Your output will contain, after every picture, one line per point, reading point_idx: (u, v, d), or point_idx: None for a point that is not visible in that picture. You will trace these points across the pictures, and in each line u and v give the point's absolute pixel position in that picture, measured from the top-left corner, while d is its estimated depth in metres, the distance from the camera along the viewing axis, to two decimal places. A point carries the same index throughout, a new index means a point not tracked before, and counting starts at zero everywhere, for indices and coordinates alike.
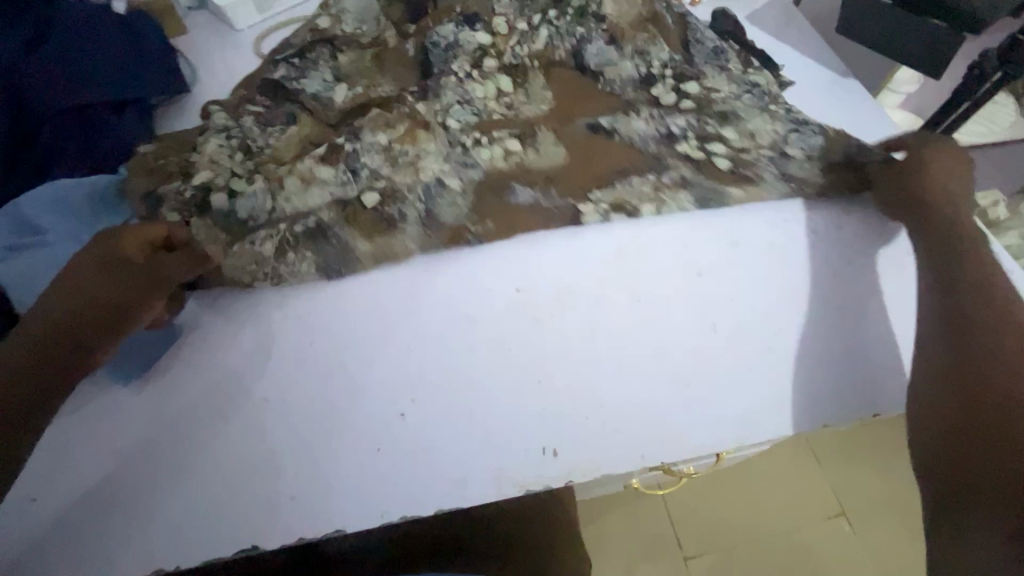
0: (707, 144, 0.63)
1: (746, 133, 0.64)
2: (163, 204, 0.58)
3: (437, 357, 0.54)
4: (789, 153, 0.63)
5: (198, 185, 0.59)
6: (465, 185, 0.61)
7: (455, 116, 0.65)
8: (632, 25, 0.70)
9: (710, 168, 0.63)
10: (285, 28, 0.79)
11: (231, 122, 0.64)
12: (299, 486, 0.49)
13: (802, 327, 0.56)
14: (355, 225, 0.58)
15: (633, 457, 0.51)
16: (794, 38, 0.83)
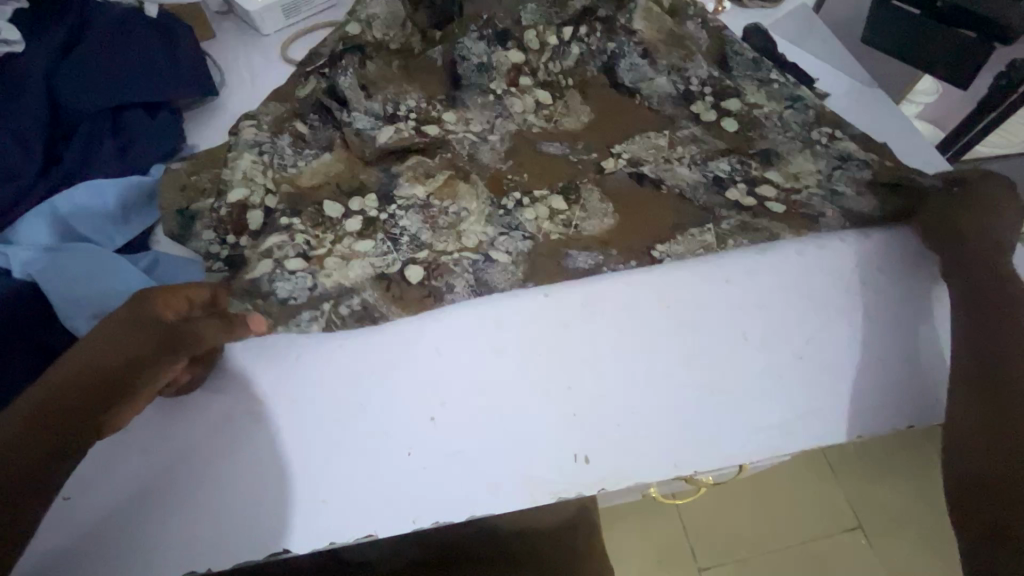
0: (756, 188, 0.63)
1: (791, 174, 0.64)
2: (198, 221, 0.60)
3: (467, 361, 0.54)
4: (839, 190, 0.62)
5: (233, 202, 0.60)
6: (512, 256, 0.59)
7: (499, 130, 0.69)
8: (666, 41, 0.73)
9: (767, 213, 0.61)
10: (312, 33, 0.80)
11: (264, 138, 0.64)
12: (331, 489, 0.49)
13: (836, 337, 0.56)
14: (399, 302, 0.56)
15: (667, 464, 0.50)
16: (815, 46, 0.84)
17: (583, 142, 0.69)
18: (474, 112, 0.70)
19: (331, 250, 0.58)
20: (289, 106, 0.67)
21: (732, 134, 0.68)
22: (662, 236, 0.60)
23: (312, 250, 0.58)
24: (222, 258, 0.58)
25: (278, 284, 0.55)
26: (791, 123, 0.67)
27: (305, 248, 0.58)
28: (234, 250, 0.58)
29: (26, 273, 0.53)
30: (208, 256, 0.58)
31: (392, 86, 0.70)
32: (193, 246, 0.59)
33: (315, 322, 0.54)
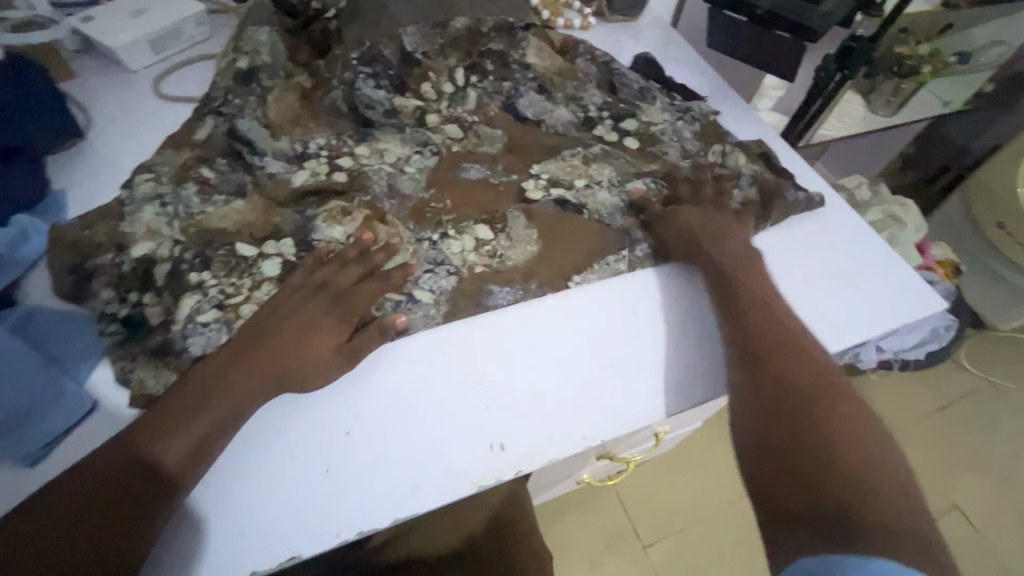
0: (664, 206, 0.71)
1: (692, 191, 0.74)
2: (96, 278, 0.57)
3: (379, 374, 0.56)
4: (732, 207, 0.73)
5: (137, 258, 0.58)
6: (436, 294, 0.61)
7: (414, 163, 0.72)
8: (559, 75, 0.82)
9: (671, 233, 0.70)
10: (189, 68, 0.78)
11: (166, 189, 0.64)
12: (247, 519, 0.48)
13: (708, 304, 0.65)
14: None
15: (576, 439, 0.54)
16: (674, 53, 0.94)
17: (500, 164, 0.74)
18: (386, 143, 0.73)
19: (248, 299, 0.57)
20: (193, 151, 0.69)
21: (635, 149, 0.78)
22: (580, 266, 0.66)
23: (229, 299, 0.57)
24: (120, 317, 0.55)
25: (193, 339, 0.54)
26: (680, 134, 0.80)
27: (220, 298, 0.57)
28: (136, 308, 0.56)
29: None
30: (104, 317, 0.55)
31: (299, 127, 0.72)
32: (91, 305, 0.56)
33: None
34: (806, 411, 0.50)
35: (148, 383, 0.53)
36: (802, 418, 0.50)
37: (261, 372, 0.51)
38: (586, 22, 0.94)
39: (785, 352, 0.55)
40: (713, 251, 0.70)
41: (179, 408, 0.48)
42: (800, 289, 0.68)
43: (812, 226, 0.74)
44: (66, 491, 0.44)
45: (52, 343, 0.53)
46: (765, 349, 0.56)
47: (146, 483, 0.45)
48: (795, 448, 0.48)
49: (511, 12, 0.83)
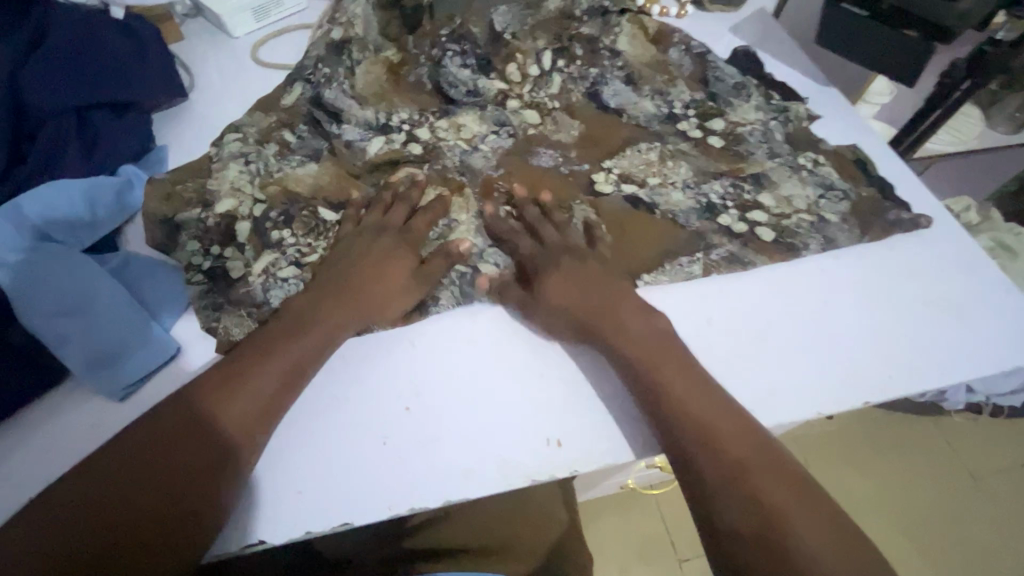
0: (748, 213, 0.68)
1: (782, 198, 0.69)
2: (183, 231, 0.60)
3: (442, 355, 0.56)
4: (825, 217, 0.67)
5: (221, 214, 0.61)
6: (500, 270, 0.60)
7: (490, 143, 0.71)
8: (649, 66, 0.79)
9: (755, 240, 0.66)
10: (285, 37, 0.81)
11: (247, 148, 0.66)
12: (306, 480, 0.49)
13: (797, 322, 0.61)
14: (389, 317, 0.57)
15: (638, 446, 0.52)
16: (774, 45, 0.87)
17: (575, 152, 0.72)
18: (465, 121, 0.73)
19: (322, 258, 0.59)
20: (279, 115, 0.71)
21: (719, 148, 0.74)
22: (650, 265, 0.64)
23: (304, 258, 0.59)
24: (203, 269, 0.58)
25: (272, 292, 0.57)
26: (771, 135, 0.75)
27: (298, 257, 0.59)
28: (217, 262, 0.58)
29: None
30: (190, 267, 0.58)
31: (383, 100, 0.73)
32: (176, 255, 0.59)
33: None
34: (717, 460, 0.46)
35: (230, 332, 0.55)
36: (728, 446, 0.46)
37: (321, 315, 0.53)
38: (683, 10, 0.90)
39: (708, 393, 0.50)
40: (800, 262, 0.65)
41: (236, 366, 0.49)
42: (898, 316, 0.61)
43: (918, 246, 0.67)
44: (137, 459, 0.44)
45: (140, 286, 0.56)
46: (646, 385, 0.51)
47: (220, 432, 0.46)
48: (784, 470, 0.46)
49: None
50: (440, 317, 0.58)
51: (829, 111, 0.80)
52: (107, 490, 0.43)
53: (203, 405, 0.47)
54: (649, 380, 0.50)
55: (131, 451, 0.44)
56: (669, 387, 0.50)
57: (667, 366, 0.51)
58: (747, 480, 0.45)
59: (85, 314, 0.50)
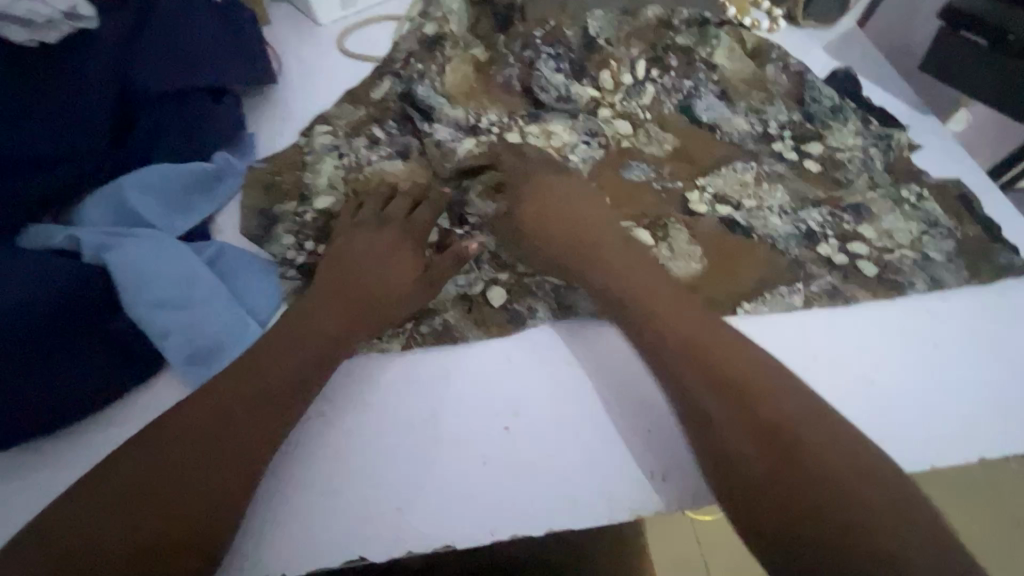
0: (847, 244, 0.65)
1: (883, 232, 0.66)
2: (279, 223, 0.58)
3: (541, 374, 0.54)
4: (929, 254, 0.64)
5: (319, 210, 0.60)
6: None
7: (578, 152, 0.69)
8: (745, 82, 0.76)
9: (856, 274, 0.63)
10: (372, 27, 0.79)
11: (339, 142, 0.65)
12: (407, 496, 0.48)
13: (907, 364, 0.58)
14: (482, 326, 0.56)
15: None
16: (869, 68, 0.84)
17: (667, 167, 0.70)
18: (555, 127, 0.71)
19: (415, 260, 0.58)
20: (367, 110, 0.69)
21: (816, 174, 0.71)
22: (749, 292, 0.61)
23: None
24: (299, 264, 0.57)
25: None
26: (872, 162, 0.72)
27: None
28: (313, 257, 0.57)
29: (97, 257, 0.49)
30: (285, 262, 0.57)
31: (473, 101, 0.71)
32: (270, 250, 0.57)
33: (397, 338, 0.55)
34: (738, 412, 0.44)
35: None
36: (770, 401, 0.44)
37: (340, 314, 0.52)
38: (776, 25, 0.87)
39: (731, 350, 0.47)
40: (907, 302, 0.62)
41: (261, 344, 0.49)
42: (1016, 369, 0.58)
43: None
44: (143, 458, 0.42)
45: (234, 280, 0.54)
46: (671, 337, 0.49)
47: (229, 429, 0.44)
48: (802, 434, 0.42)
49: (703, 6, 0.77)
50: (533, 332, 0.56)
51: (929, 140, 0.76)
52: (126, 484, 0.41)
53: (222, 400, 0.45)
54: (689, 333, 0.49)
55: (159, 446, 0.43)
56: (716, 343, 0.48)
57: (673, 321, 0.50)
58: (773, 437, 0.42)
59: (183, 306, 0.49)
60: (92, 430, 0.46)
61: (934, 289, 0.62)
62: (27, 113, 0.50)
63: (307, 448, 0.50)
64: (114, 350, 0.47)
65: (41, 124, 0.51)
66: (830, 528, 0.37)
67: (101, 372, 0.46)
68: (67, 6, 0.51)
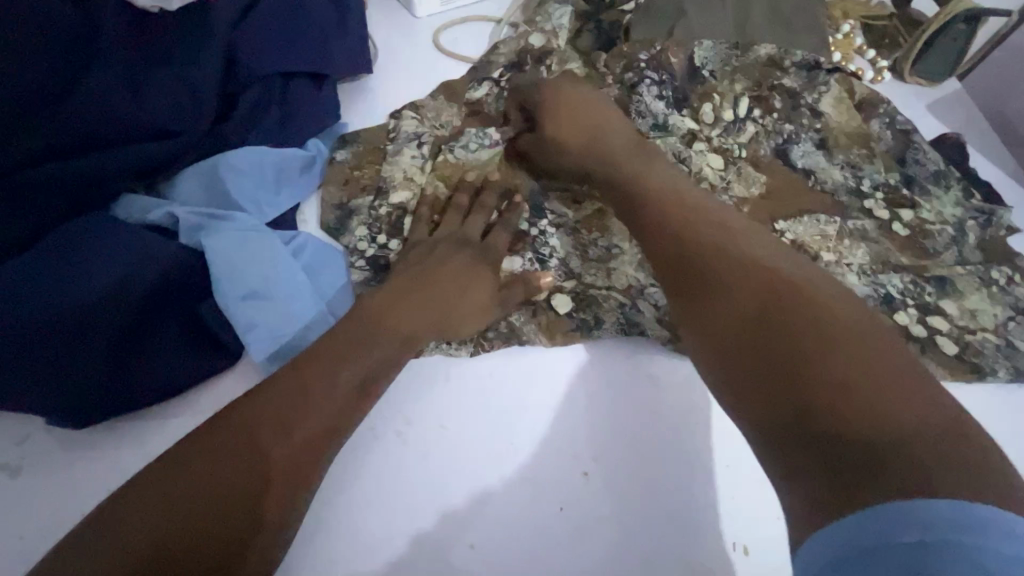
0: (928, 317, 0.60)
1: (967, 310, 0.61)
2: (354, 216, 0.55)
3: (623, 415, 0.48)
4: (1014, 343, 0.59)
5: (394, 203, 0.57)
6: (661, 311, 0.52)
7: None
8: (849, 133, 0.72)
9: (935, 350, 0.58)
10: (470, 27, 0.77)
11: (420, 131, 0.62)
12: (480, 533, 0.43)
13: None
14: (548, 332, 0.51)
15: None
16: (973, 136, 0.81)
17: (749, 208, 0.67)
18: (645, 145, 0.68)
19: None
20: (461, 109, 0.66)
21: (903, 238, 0.66)
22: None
23: None
24: (366, 256, 0.53)
25: None
26: (964, 237, 0.66)
27: None
28: (382, 251, 0.54)
29: (191, 240, 0.48)
30: (354, 252, 0.53)
31: None
32: (344, 240, 0.54)
33: (466, 345, 0.50)
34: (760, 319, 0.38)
35: None
36: (799, 320, 0.37)
37: (406, 307, 0.48)
38: (880, 77, 0.84)
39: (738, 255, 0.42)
40: (996, 392, 0.57)
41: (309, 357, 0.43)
42: None
43: None
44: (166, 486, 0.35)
45: (317, 275, 0.52)
46: (695, 256, 0.44)
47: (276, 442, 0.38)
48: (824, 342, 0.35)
49: (816, 50, 0.74)
50: (597, 343, 0.52)
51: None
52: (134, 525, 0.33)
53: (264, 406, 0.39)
54: (712, 248, 0.43)
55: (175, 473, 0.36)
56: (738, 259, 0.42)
57: (674, 236, 0.46)
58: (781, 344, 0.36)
59: (269, 297, 0.47)
60: (147, 420, 0.45)
61: (1016, 382, 0.57)
62: (138, 75, 0.49)
63: (368, 461, 0.45)
64: (197, 337, 0.45)
65: (152, 88, 0.49)
66: (837, 443, 0.31)
67: (186, 357, 0.45)
68: None
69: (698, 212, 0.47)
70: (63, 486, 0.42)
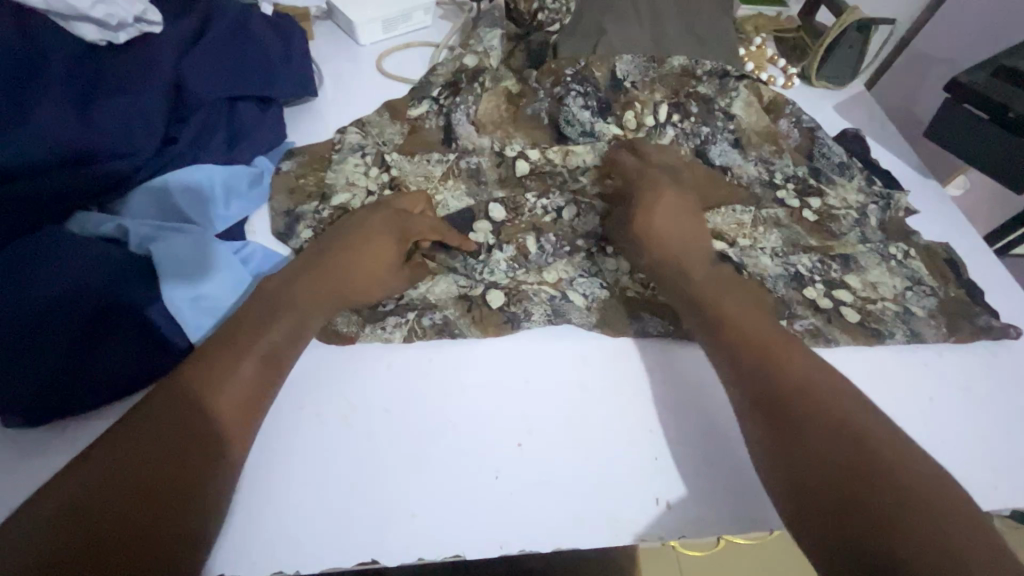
0: (834, 291, 0.65)
1: (868, 283, 0.67)
2: (299, 221, 0.60)
3: (554, 392, 0.53)
4: (911, 309, 0.65)
5: (335, 206, 0.61)
6: (587, 300, 0.58)
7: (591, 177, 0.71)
8: (759, 133, 0.79)
9: (840, 318, 0.63)
10: (410, 52, 0.83)
11: (364, 143, 0.68)
12: (421, 502, 0.46)
13: (904, 422, 0.58)
14: (480, 326, 0.55)
15: (745, 519, 0.48)
16: (876, 131, 0.89)
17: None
18: (575, 149, 0.73)
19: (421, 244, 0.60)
20: (403, 125, 0.71)
21: (812, 222, 0.72)
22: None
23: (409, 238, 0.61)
24: None
25: None
26: (867, 219, 0.73)
27: None
28: None
29: (141, 247, 0.51)
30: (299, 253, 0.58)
31: (500, 130, 0.74)
32: (290, 244, 0.59)
33: (400, 329, 0.54)
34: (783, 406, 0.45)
35: (336, 323, 0.55)
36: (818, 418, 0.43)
37: (315, 297, 0.51)
38: (790, 82, 0.92)
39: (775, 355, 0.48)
40: (898, 353, 0.63)
41: (231, 338, 0.46)
42: (996, 423, 0.59)
43: (1005, 357, 0.64)
44: (109, 462, 0.38)
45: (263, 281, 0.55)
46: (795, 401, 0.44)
47: (182, 428, 0.41)
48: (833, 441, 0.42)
49: (726, 60, 0.82)
50: (531, 332, 0.56)
51: (922, 204, 0.80)
52: (76, 495, 0.37)
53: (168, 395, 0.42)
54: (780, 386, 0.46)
55: (119, 446, 0.39)
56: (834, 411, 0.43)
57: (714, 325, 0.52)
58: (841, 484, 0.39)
59: (215, 301, 0.51)
60: (103, 419, 0.47)
61: (913, 343, 0.63)
62: (89, 102, 0.53)
63: (312, 444, 0.48)
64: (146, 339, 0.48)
65: (103, 113, 0.53)
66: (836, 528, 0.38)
67: (134, 364, 0.47)
68: (138, 11, 0.56)
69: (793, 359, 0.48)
70: (16, 486, 0.44)
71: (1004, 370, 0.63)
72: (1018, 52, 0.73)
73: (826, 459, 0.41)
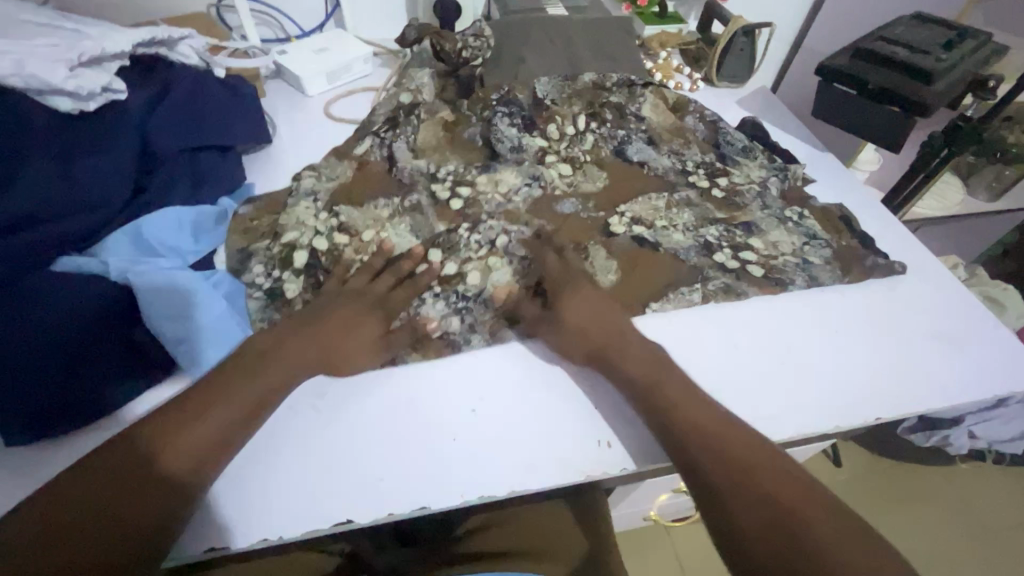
0: (741, 253, 0.74)
1: (771, 243, 0.76)
2: (252, 257, 0.67)
3: (502, 367, 0.60)
4: (811, 260, 0.74)
5: (284, 242, 0.68)
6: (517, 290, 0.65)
7: (522, 185, 0.80)
8: (669, 130, 0.90)
9: (748, 275, 0.72)
10: (354, 97, 0.93)
11: (315, 186, 0.74)
12: (387, 467, 0.52)
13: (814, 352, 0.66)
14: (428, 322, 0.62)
15: None
16: (773, 117, 1.01)
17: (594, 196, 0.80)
18: (503, 173, 0.81)
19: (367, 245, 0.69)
20: (350, 161, 0.80)
21: (720, 199, 0.82)
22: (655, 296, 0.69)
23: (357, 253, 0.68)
24: (263, 289, 0.64)
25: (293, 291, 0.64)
26: (768, 191, 0.83)
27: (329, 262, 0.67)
28: (275, 284, 0.65)
29: (122, 277, 0.58)
30: (253, 286, 0.64)
31: (438, 153, 0.83)
32: (244, 278, 0.65)
33: None
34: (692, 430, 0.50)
35: None
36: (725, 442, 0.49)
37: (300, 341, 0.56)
38: (695, 86, 1.04)
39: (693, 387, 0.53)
40: (803, 297, 0.71)
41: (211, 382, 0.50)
42: (893, 344, 0.67)
43: (894, 292, 0.73)
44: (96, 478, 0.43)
45: (233, 302, 0.62)
46: (710, 471, 0.48)
47: (181, 459, 0.46)
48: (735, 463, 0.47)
49: (632, 72, 0.94)
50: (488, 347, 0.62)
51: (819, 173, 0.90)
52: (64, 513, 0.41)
53: (161, 427, 0.46)
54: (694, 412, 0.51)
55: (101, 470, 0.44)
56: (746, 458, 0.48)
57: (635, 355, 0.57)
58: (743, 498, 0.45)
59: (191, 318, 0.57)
60: (99, 430, 0.53)
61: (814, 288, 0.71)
62: (67, 162, 0.61)
63: (291, 432, 0.54)
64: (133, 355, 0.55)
65: (79, 173, 0.60)
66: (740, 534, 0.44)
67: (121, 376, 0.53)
68: (105, 83, 0.65)
69: (714, 423, 0.51)
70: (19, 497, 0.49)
71: (899, 301, 0.72)
72: (870, 36, 0.85)
73: (726, 480, 0.47)
